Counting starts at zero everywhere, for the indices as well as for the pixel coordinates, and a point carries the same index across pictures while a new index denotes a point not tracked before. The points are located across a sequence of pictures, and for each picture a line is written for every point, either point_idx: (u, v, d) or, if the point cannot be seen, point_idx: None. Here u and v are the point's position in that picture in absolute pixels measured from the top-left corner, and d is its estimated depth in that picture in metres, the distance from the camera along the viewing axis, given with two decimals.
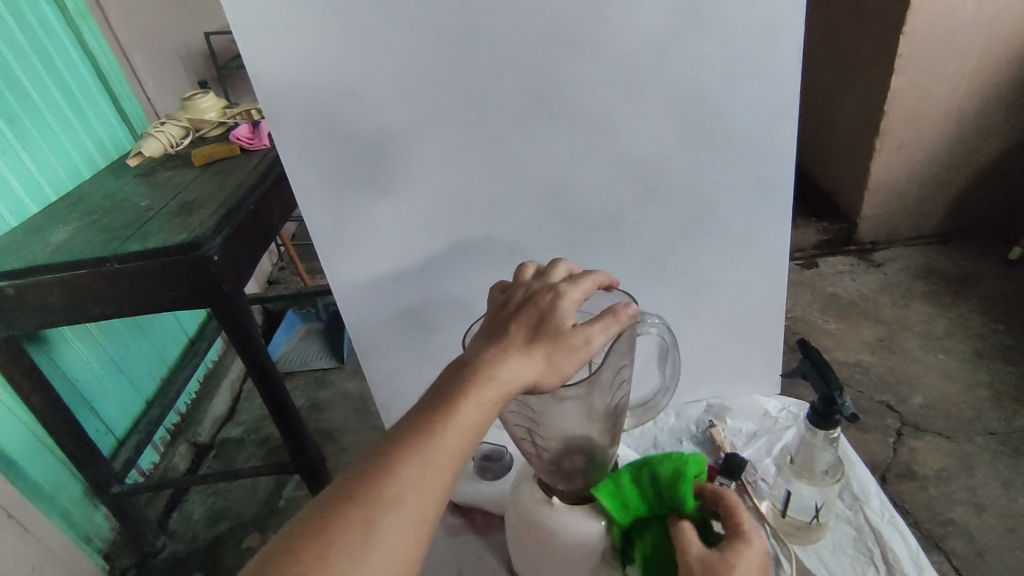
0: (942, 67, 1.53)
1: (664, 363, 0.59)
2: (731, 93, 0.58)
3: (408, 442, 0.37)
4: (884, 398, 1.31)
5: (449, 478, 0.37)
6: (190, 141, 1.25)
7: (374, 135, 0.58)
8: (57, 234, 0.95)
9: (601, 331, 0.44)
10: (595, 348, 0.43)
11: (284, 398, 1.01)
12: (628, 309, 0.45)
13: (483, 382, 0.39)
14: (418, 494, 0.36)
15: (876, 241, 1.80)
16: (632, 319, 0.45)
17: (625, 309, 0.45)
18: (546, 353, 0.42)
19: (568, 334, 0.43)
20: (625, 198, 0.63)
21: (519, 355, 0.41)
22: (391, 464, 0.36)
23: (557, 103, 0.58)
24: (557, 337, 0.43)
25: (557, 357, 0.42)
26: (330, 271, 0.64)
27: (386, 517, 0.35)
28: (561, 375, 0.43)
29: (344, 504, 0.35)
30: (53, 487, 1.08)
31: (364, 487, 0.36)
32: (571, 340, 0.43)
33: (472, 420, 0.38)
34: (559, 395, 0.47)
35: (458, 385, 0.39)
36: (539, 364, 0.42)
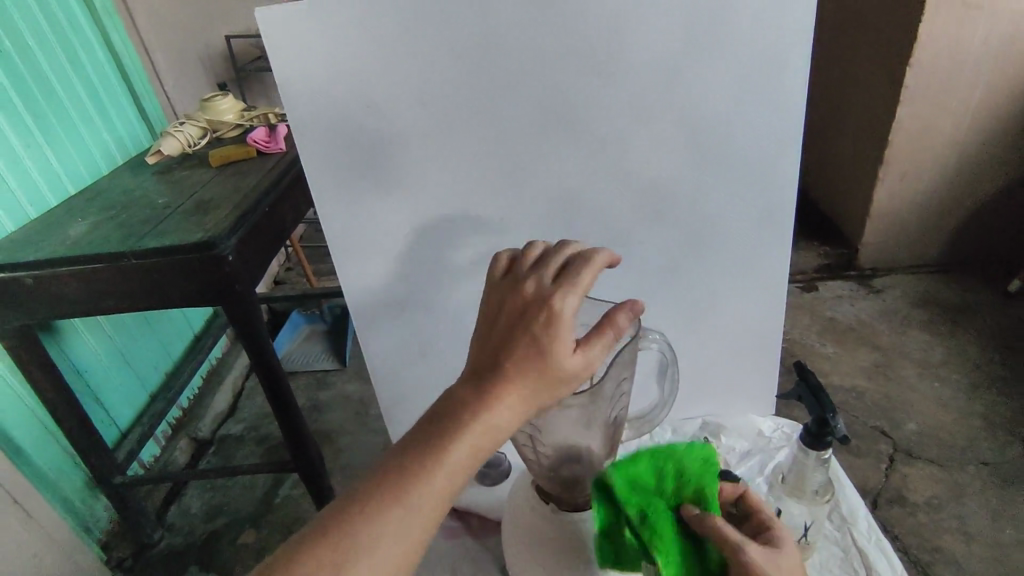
0: (947, 99, 1.56)
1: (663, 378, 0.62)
2: (737, 123, 0.60)
3: (400, 475, 0.36)
4: (878, 423, 1.33)
5: (436, 516, 0.36)
6: (208, 141, 1.27)
7: (393, 149, 0.61)
8: (76, 226, 0.98)
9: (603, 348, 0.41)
10: (593, 370, 0.41)
11: (287, 398, 1.02)
12: (626, 318, 0.42)
13: (487, 423, 0.37)
14: (403, 535, 0.35)
15: (876, 267, 1.82)
16: (629, 326, 0.42)
17: (623, 320, 0.41)
18: (542, 384, 0.39)
19: (568, 364, 0.39)
20: (633, 219, 0.65)
21: (524, 390, 0.38)
22: (377, 504, 0.35)
23: (570, 125, 0.60)
24: (554, 365, 0.39)
25: (564, 383, 0.40)
26: (344, 276, 0.67)
27: (369, 560, 0.34)
28: (558, 401, 0.40)
29: (325, 540, 0.34)
30: (57, 475, 1.09)
31: (347, 523, 0.35)
32: (569, 370, 0.39)
33: (462, 459, 0.37)
34: (564, 403, 0.50)
35: (451, 425, 0.37)
36: (548, 396, 0.39)
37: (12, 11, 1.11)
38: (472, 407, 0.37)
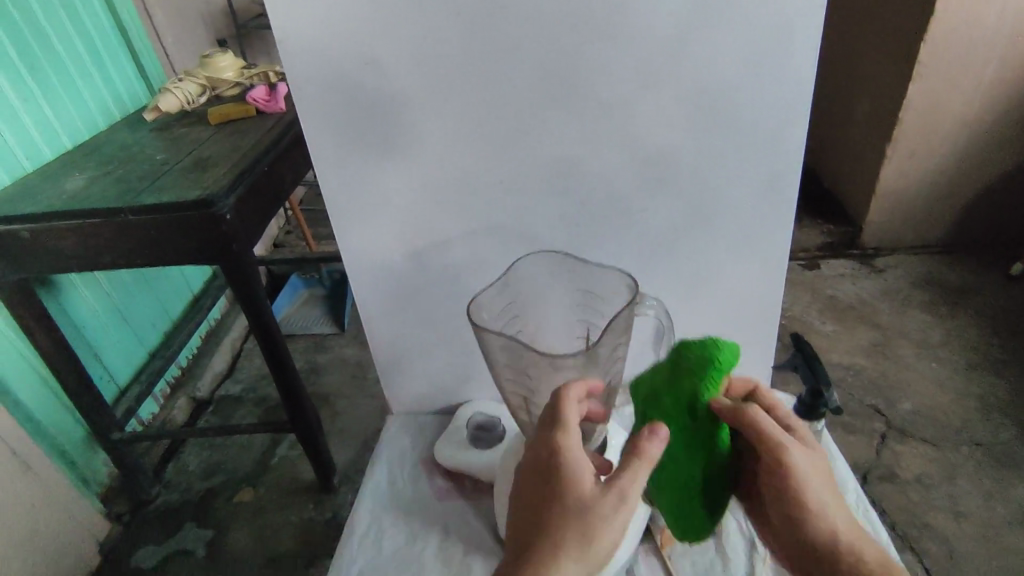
0: (960, 77, 1.53)
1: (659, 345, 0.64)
2: (745, 90, 0.59)
3: None
4: (873, 401, 1.33)
5: None
6: (207, 99, 1.25)
7: (391, 107, 0.59)
8: (73, 181, 0.97)
9: (644, 474, 0.44)
10: (628, 496, 0.43)
11: (284, 359, 1.02)
12: (647, 441, 0.44)
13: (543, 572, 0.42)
14: None
15: (879, 247, 1.80)
16: (655, 449, 0.44)
17: (642, 443, 0.44)
18: (577, 527, 0.42)
19: (589, 499, 0.43)
20: (635, 186, 0.64)
21: (581, 524, 0.42)
22: None
23: (573, 88, 0.59)
24: (579, 505, 0.43)
25: (616, 514, 0.43)
26: (342, 235, 0.67)
27: None
28: (607, 539, 0.43)
29: None
30: (56, 430, 1.10)
31: None
32: (594, 504, 0.43)
33: None
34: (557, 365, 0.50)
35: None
36: (606, 530, 0.42)
37: None
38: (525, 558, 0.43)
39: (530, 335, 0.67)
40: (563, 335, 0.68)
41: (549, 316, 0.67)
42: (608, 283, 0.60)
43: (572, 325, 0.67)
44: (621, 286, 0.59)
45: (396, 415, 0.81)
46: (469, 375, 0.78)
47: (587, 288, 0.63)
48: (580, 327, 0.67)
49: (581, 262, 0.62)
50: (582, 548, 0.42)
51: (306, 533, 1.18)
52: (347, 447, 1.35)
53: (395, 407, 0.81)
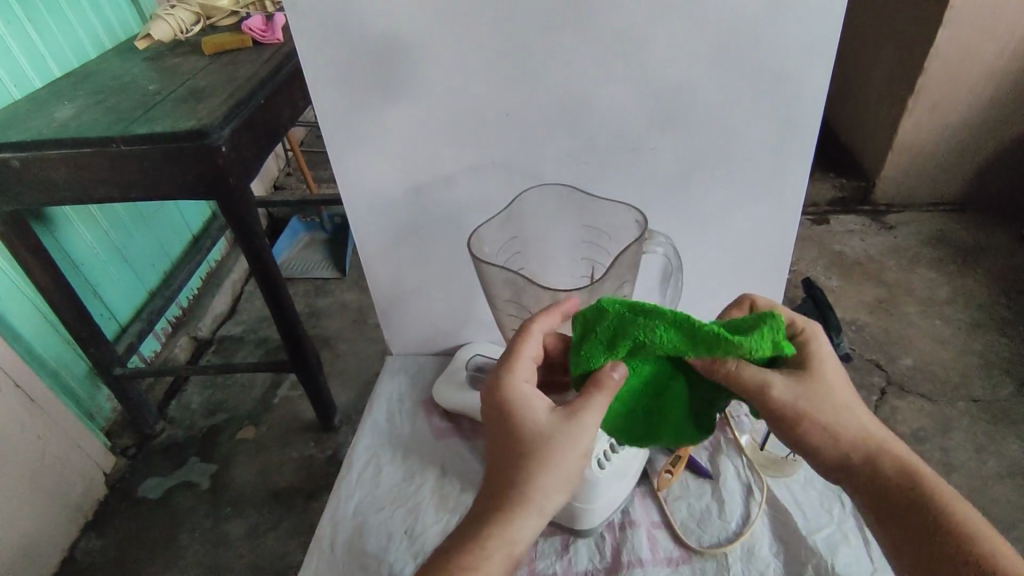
0: (993, 23, 1.45)
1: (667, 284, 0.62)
2: (773, 20, 0.54)
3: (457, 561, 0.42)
4: (874, 357, 1.33)
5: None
6: (202, 28, 1.20)
7: (390, 28, 0.55)
8: (63, 110, 0.93)
9: (600, 402, 0.45)
10: (588, 423, 0.45)
11: (283, 298, 1.01)
12: (609, 373, 0.45)
13: (513, 504, 0.43)
14: None
15: (891, 203, 1.76)
16: (617, 380, 0.45)
17: (605, 375, 0.45)
18: (542, 457, 0.44)
19: (551, 431, 0.44)
20: (648, 122, 0.61)
21: (540, 452, 0.44)
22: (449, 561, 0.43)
23: (586, 11, 0.54)
24: (542, 437, 0.44)
25: (571, 437, 0.44)
26: (340, 168, 0.64)
27: None
28: (571, 465, 0.44)
29: None
30: (58, 363, 1.11)
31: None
32: (557, 434, 0.44)
33: (502, 535, 0.43)
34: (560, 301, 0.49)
35: (485, 514, 0.44)
36: (566, 455, 0.44)
37: None
38: (494, 494, 0.44)
39: (532, 272, 0.65)
40: (566, 274, 0.66)
41: (552, 254, 0.65)
42: (615, 221, 0.58)
43: (577, 266, 0.65)
44: (628, 219, 0.57)
45: (396, 355, 0.81)
46: (469, 317, 0.76)
47: (593, 224, 0.61)
48: (584, 266, 0.65)
49: (587, 195, 0.59)
50: (544, 476, 0.43)
51: (306, 470, 1.20)
52: (347, 390, 1.35)
53: (394, 347, 0.80)
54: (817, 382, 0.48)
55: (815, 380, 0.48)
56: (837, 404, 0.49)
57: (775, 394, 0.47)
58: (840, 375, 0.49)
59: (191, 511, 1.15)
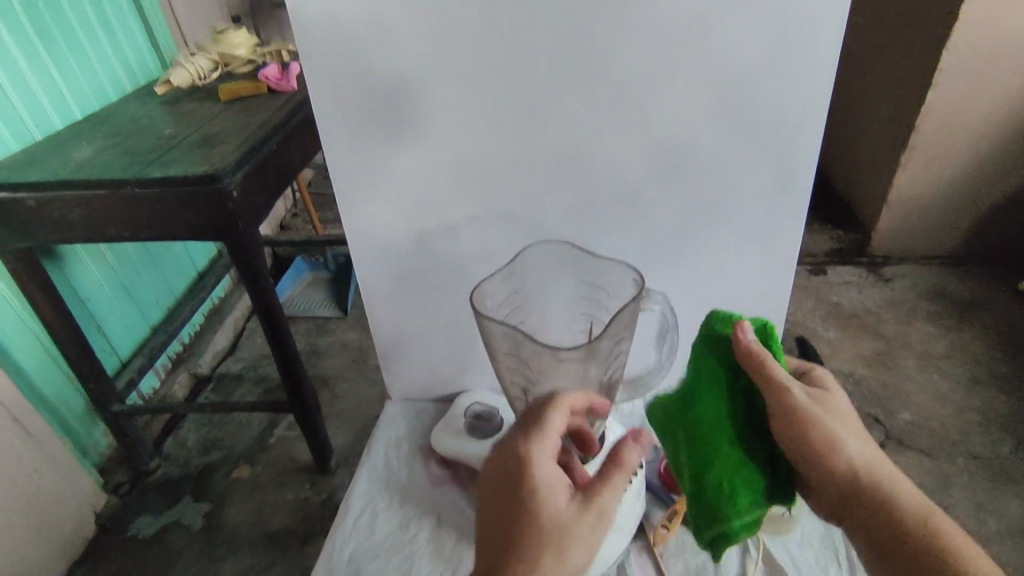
0: (983, 85, 1.51)
1: (663, 339, 0.63)
2: (763, 86, 0.57)
3: None
4: (872, 410, 1.32)
5: None
6: (219, 75, 1.25)
7: (401, 86, 0.58)
8: (80, 151, 0.96)
9: (619, 485, 0.46)
10: (606, 508, 0.45)
11: (284, 337, 1.02)
12: (630, 456, 0.47)
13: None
14: None
15: (888, 256, 1.79)
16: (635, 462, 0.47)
17: (626, 457, 0.47)
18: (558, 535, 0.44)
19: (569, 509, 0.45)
20: (646, 179, 0.63)
21: (557, 531, 0.44)
22: None
23: (588, 76, 0.58)
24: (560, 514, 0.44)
25: (589, 520, 0.45)
26: (348, 215, 0.66)
27: None
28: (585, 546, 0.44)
29: None
30: (57, 398, 1.11)
31: None
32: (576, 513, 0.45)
33: None
34: (559, 356, 0.50)
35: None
36: (578, 538, 0.44)
37: None
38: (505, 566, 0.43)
39: (532, 328, 0.66)
40: (565, 328, 0.67)
41: (552, 307, 0.66)
42: (613, 276, 0.59)
43: (575, 319, 0.66)
44: (628, 278, 0.58)
45: (395, 400, 0.81)
46: (470, 364, 0.77)
47: (593, 281, 0.62)
48: (583, 321, 0.66)
49: (587, 253, 0.60)
50: (561, 555, 0.43)
51: (302, 512, 1.19)
52: (344, 431, 1.35)
53: (394, 392, 0.81)
54: (828, 400, 0.49)
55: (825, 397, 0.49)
56: (849, 424, 0.49)
57: (792, 393, 0.47)
58: (849, 401, 0.50)
59: (182, 552, 1.13)
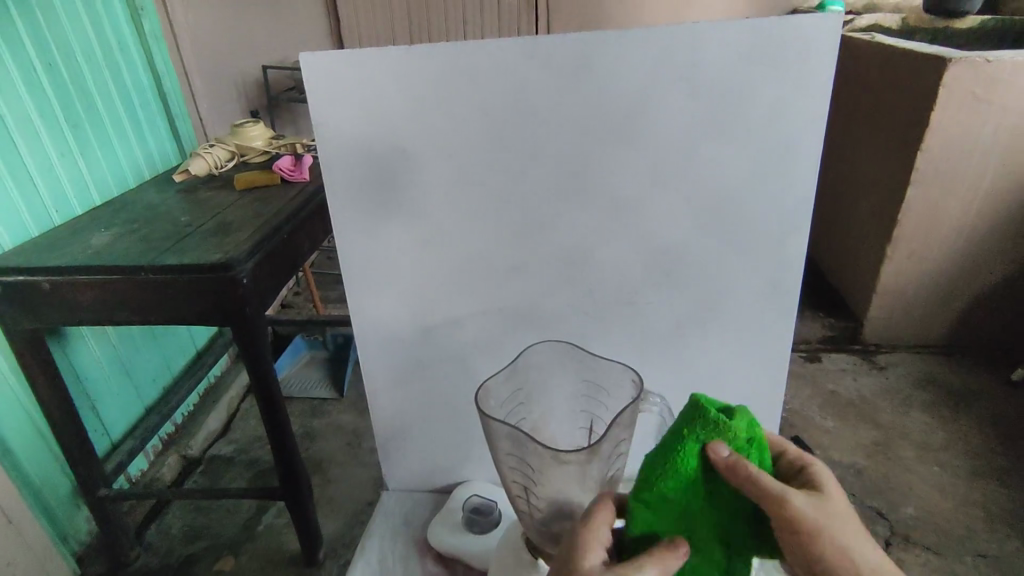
0: (954, 187, 1.57)
1: None
2: (748, 196, 0.62)
3: None
4: (875, 504, 1.30)
5: None
6: (235, 164, 1.31)
7: (413, 190, 0.63)
8: (98, 237, 1.00)
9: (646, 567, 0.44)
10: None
11: (281, 420, 1.02)
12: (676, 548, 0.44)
13: None
14: None
15: (880, 343, 1.81)
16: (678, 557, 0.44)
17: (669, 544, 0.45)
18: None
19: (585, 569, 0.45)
20: (642, 280, 0.66)
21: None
22: None
23: (586, 187, 0.62)
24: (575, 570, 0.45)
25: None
26: (356, 308, 0.69)
27: None
28: None
29: None
30: (43, 482, 1.09)
31: None
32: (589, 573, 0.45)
33: None
34: (562, 459, 0.50)
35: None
36: None
37: (67, 29, 1.19)
38: None
39: (533, 424, 0.67)
40: (566, 424, 0.67)
41: (553, 402, 0.67)
42: (614, 377, 0.60)
43: (576, 416, 0.67)
44: (626, 379, 0.59)
45: (393, 490, 0.80)
46: (469, 454, 0.77)
47: (593, 379, 0.63)
48: (583, 418, 0.66)
49: (588, 353, 0.62)
50: None
51: None
52: (334, 519, 1.31)
53: (391, 481, 0.80)
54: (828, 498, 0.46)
55: (824, 496, 0.46)
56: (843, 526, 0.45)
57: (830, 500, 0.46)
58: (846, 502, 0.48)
59: None
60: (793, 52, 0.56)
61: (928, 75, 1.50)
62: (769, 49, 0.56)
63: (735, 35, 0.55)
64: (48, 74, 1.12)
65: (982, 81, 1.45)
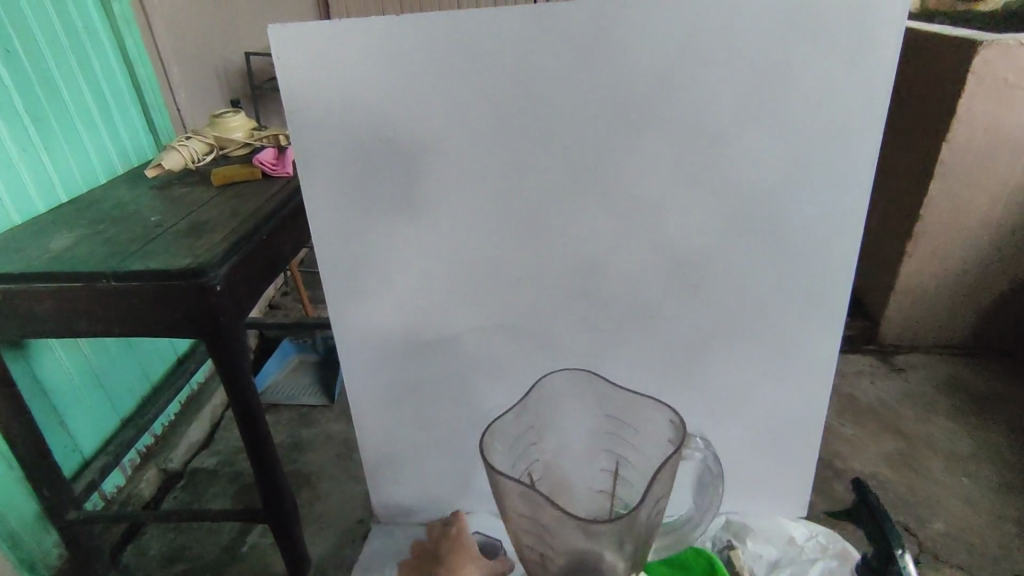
0: (979, 180, 1.49)
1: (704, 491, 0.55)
2: (794, 198, 0.53)
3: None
4: (902, 519, 1.22)
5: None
6: (213, 158, 1.22)
7: (405, 189, 0.54)
8: (58, 239, 0.91)
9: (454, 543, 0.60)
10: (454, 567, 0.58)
11: (263, 439, 0.93)
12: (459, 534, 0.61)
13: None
14: None
15: (897, 344, 1.73)
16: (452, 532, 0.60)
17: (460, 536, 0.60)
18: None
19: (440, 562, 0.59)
20: (669, 292, 0.58)
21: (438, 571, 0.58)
22: None
23: (607, 184, 0.53)
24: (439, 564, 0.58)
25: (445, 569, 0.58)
26: (340, 324, 0.60)
27: None
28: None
29: None
30: (5, 506, 1.00)
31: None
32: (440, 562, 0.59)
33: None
34: (589, 529, 0.41)
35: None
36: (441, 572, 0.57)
37: (27, 12, 1.08)
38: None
39: (546, 465, 0.58)
40: (584, 465, 0.59)
41: (569, 439, 0.58)
42: (650, 419, 0.52)
43: (597, 455, 0.58)
44: (663, 422, 0.52)
45: (384, 522, 0.72)
46: (470, 485, 0.69)
47: (619, 416, 0.55)
48: (606, 458, 0.58)
49: (614, 386, 0.54)
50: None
51: None
52: (325, 538, 1.23)
53: (384, 513, 0.72)
54: None
55: None
56: None
57: None
58: None
59: None
60: (854, 25, 0.47)
61: (955, 62, 1.41)
62: (828, 19, 0.47)
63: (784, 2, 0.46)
64: (5, 58, 1.02)
65: (1014, 68, 1.36)
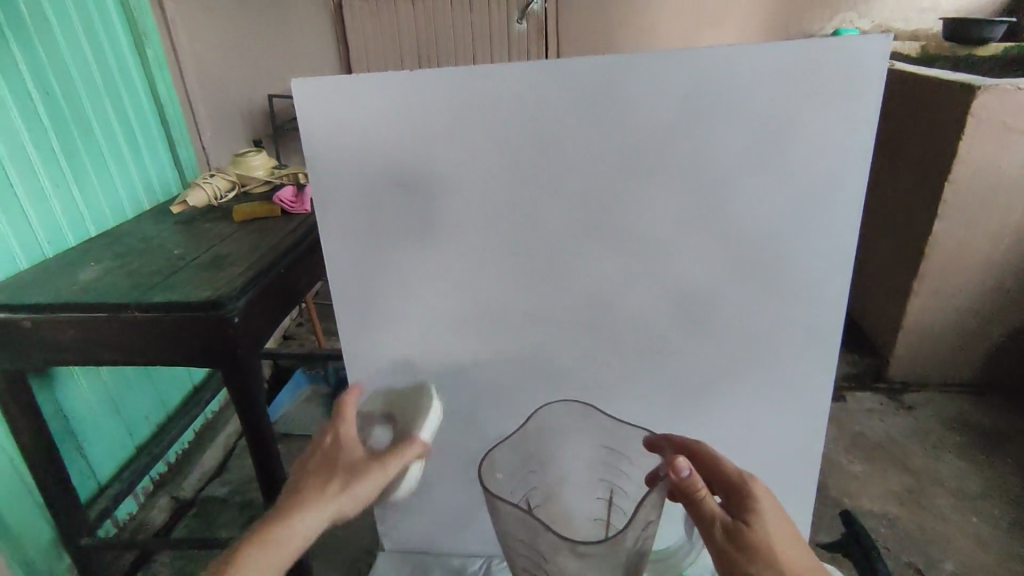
0: (982, 218, 1.51)
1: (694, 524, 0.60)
2: (784, 241, 0.56)
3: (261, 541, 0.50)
4: (912, 559, 1.20)
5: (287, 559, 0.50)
6: (235, 195, 1.27)
7: (415, 228, 0.57)
8: (87, 272, 0.95)
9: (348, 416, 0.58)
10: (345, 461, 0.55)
11: (275, 469, 0.95)
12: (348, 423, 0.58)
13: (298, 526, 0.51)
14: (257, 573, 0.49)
15: (907, 381, 1.72)
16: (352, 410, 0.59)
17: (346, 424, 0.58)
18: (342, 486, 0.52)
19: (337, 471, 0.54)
20: (666, 327, 0.60)
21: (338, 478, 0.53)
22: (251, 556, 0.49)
23: (609, 224, 0.56)
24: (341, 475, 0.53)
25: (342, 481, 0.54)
26: (350, 354, 0.63)
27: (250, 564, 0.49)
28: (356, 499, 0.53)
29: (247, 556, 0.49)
30: (23, 530, 1.02)
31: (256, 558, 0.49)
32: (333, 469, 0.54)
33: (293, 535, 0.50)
34: (579, 549, 0.44)
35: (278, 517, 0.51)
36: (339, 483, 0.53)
37: (67, 59, 1.16)
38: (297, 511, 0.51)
39: (544, 493, 0.64)
40: (583, 495, 0.64)
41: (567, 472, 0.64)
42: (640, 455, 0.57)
43: (594, 486, 0.64)
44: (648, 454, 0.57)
45: (390, 550, 0.73)
46: (474, 515, 0.71)
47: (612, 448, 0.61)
48: (601, 488, 0.63)
49: (604, 417, 0.60)
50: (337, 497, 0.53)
51: None
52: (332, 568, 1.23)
53: (389, 543, 0.73)
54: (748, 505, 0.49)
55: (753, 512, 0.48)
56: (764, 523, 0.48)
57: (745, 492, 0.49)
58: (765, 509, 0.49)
59: None
60: (836, 81, 0.51)
61: (955, 105, 1.44)
62: (810, 76, 0.51)
63: (770, 59, 0.50)
64: (44, 101, 1.09)
65: (1014, 110, 1.39)
